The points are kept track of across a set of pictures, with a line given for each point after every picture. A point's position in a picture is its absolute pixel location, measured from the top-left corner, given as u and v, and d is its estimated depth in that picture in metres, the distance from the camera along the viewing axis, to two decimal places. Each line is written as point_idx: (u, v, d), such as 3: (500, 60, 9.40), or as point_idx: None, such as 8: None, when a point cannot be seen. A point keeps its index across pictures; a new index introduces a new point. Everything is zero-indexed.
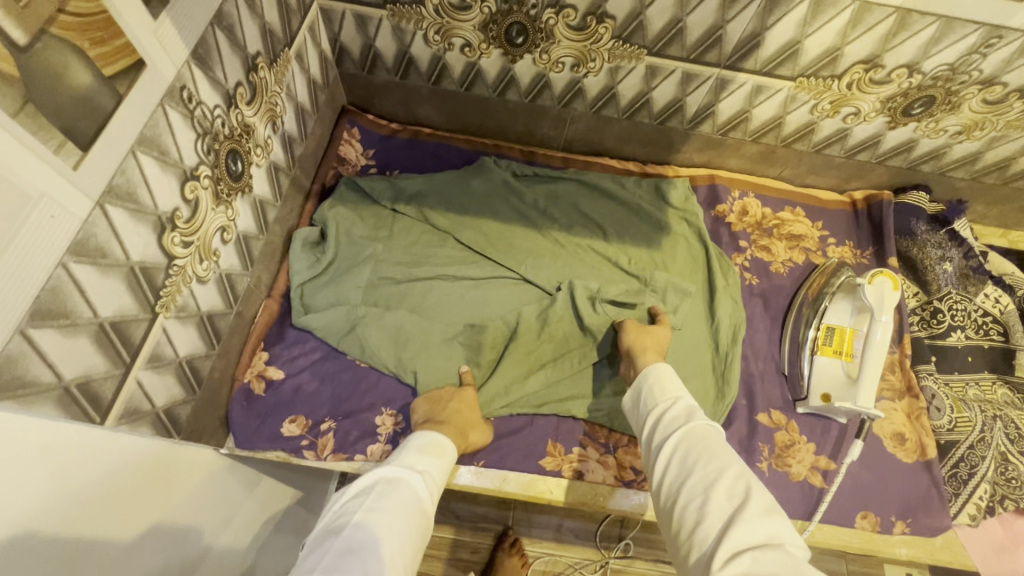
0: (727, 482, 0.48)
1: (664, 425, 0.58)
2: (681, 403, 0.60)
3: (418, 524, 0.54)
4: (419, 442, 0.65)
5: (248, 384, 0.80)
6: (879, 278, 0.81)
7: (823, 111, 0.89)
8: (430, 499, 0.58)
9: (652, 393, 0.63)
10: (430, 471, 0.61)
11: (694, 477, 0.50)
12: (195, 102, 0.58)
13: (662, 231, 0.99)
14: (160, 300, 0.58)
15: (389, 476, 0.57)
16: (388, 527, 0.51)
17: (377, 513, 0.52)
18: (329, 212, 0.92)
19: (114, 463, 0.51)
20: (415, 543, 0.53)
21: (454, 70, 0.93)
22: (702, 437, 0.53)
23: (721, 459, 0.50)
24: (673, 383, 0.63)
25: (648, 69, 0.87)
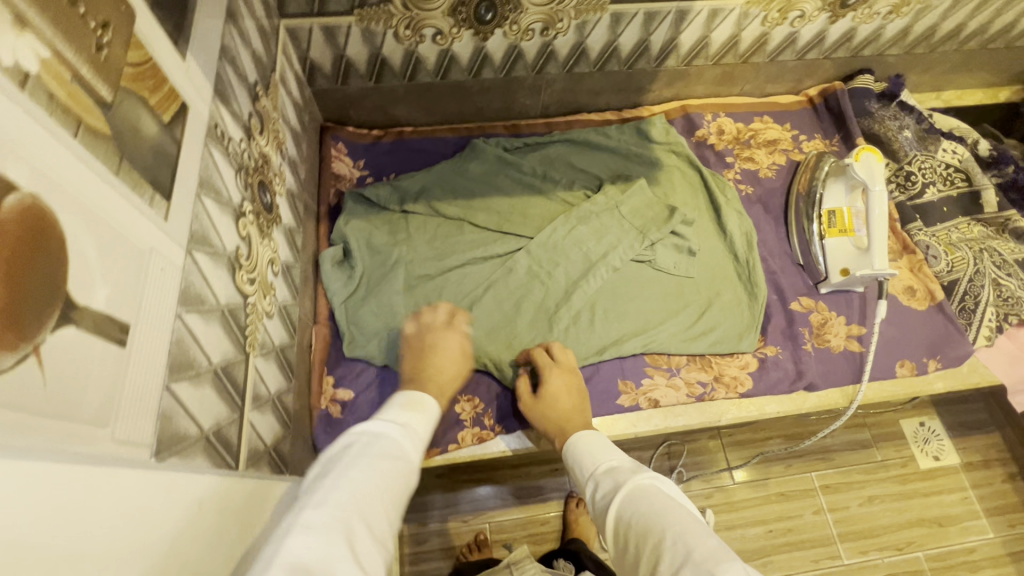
0: (669, 554, 0.45)
1: (596, 509, 0.56)
2: (603, 473, 0.59)
3: (408, 471, 0.49)
4: (401, 399, 0.59)
5: (326, 410, 0.80)
6: (864, 154, 0.89)
7: (772, 20, 0.97)
8: (417, 449, 0.53)
9: (582, 470, 0.63)
10: (419, 420, 0.56)
11: (643, 557, 0.47)
12: (228, 138, 0.57)
13: (656, 167, 1.05)
14: (247, 339, 0.58)
15: (374, 429, 0.51)
16: (375, 477, 0.45)
17: (359, 461, 0.46)
18: (346, 228, 0.91)
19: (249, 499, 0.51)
20: (401, 499, 0.47)
21: (428, 61, 0.94)
22: (631, 508, 0.51)
23: (656, 533, 0.47)
24: (600, 452, 0.63)
25: (612, 18, 0.91)
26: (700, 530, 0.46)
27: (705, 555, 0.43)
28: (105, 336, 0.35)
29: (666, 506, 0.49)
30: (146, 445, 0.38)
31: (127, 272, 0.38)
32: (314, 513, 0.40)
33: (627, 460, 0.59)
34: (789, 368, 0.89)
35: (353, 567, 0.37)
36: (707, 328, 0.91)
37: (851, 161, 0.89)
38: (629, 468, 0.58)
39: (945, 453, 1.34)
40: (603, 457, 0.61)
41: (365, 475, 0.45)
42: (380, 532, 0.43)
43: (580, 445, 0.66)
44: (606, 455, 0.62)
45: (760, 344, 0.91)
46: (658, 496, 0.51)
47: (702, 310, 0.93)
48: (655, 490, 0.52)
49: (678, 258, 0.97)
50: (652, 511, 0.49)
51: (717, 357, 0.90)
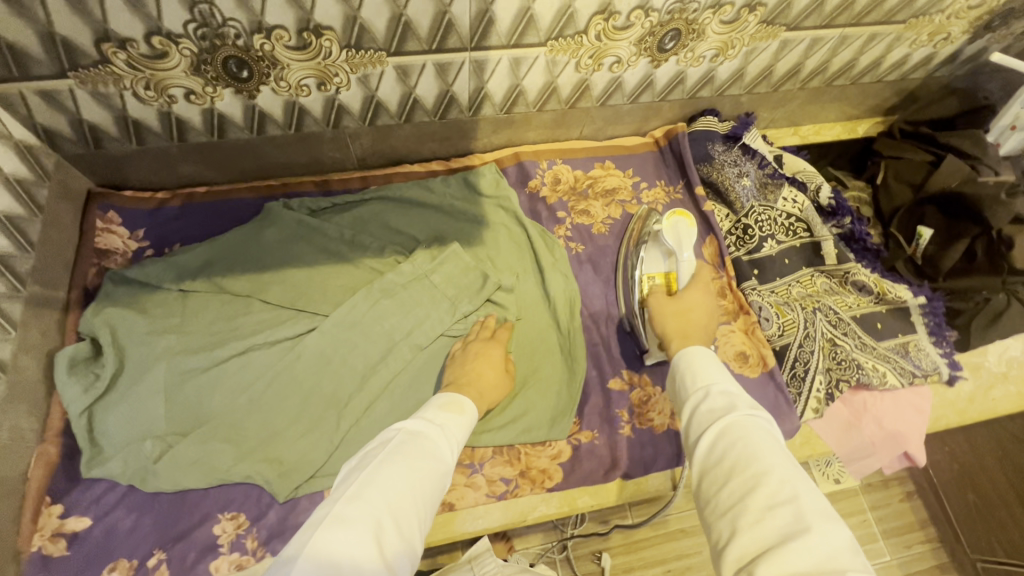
0: (768, 493, 0.47)
1: (699, 420, 0.56)
2: (716, 391, 0.57)
3: (436, 471, 0.56)
4: (439, 401, 0.67)
5: (41, 549, 0.68)
6: (675, 218, 0.83)
7: (587, 66, 0.88)
8: (449, 449, 0.60)
9: (687, 377, 0.61)
10: (452, 424, 0.62)
11: (732, 485, 0.49)
12: None
13: (480, 226, 0.97)
14: None
15: (412, 426, 0.59)
16: (410, 469, 0.53)
17: (393, 458, 0.54)
18: (94, 318, 0.80)
19: None
20: (436, 486, 0.56)
21: (193, 121, 0.82)
22: (738, 436, 0.51)
23: (763, 467, 0.48)
24: (706, 368, 0.61)
25: (398, 70, 0.81)
26: (804, 482, 0.48)
27: (808, 508, 0.45)
28: None
29: (771, 447, 0.50)
30: None
31: None
32: (343, 510, 0.48)
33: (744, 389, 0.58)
34: (604, 456, 0.81)
35: (382, 559, 0.45)
36: (517, 415, 0.82)
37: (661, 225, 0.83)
38: (741, 397, 0.56)
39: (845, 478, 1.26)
40: (717, 375, 0.60)
41: (392, 474, 0.52)
42: (407, 527, 0.50)
43: (690, 355, 0.63)
44: (717, 374, 0.60)
45: (576, 429, 0.83)
46: (769, 437, 0.52)
47: (516, 391, 0.84)
48: (762, 428, 0.53)
49: (493, 331, 0.88)
50: (766, 445, 0.50)
51: (527, 447, 0.81)
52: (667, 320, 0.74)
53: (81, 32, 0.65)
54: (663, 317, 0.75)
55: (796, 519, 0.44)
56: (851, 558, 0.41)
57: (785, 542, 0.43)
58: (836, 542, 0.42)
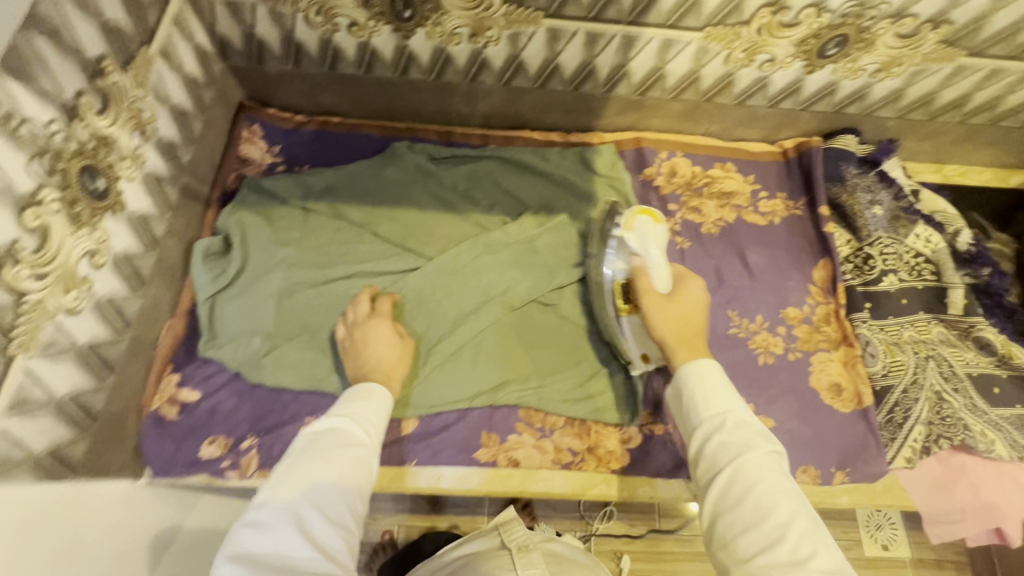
0: (789, 543, 0.48)
1: (711, 455, 0.56)
2: (731, 421, 0.57)
3: (358, 462, 0.58)
4: (350, 393, 0.67)
5: (158, 410, 0.76)
6: (637, 219, 0.80)
7: (737, 61, 0.85)
8: (368, 435, 0.62)
9: (688, 408, 0.61)
10: (362, 411, 0.64)
11: (748, 533, 0.50)
12: (18, 120, 0.52)
13: (589, 203, 0.97)
14: (17, 340, 0.53)
15: (325, 424, 0.61)
16: (319, 464, 0.55)
17: (296, 462, 0.56)
18: (231, 217, 0.86)
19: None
20: (364, 470, 0.58)
21: (348, 53, 0.87)
22: (761, 484, 0.52)
23: (785, 515, 0.50)
24: (715, 389, 0.60)
25: (549, 33, 0.81)
26: (818, 530, 0.50)
27: (822, 566, 0.46)
28: None
29: (780, 494, 0.51)
30: None
31: None
32: (259, 515, 0.52)
33: (758, 423, 0.58)
34: (674, 453, 0.81)
35: (308, 550, 0.49)
36: (595, 392, 0.83)
37: (626, 229, 0.79)
38: (756, 429, 0.57)
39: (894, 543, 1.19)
40: (728, 399, 0.59)
41: (309, 472, 0.55)
42: (338, 513, 0.53)
43: (693, 368, 0.63)
44: (727, 399, 0.59)
45: (649, 419, 0.83)
46: (783, 481, 0.53)
47: (597, 370, 0.85)
48: (777, 469, 0.54)
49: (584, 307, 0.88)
50: (782, 492, 0.51)
51: (598, 425, 0.82)
52: (667, 322, 0.73)
53: None
54: (660, 320, 0.73)
55: (819, 573, 0.46)
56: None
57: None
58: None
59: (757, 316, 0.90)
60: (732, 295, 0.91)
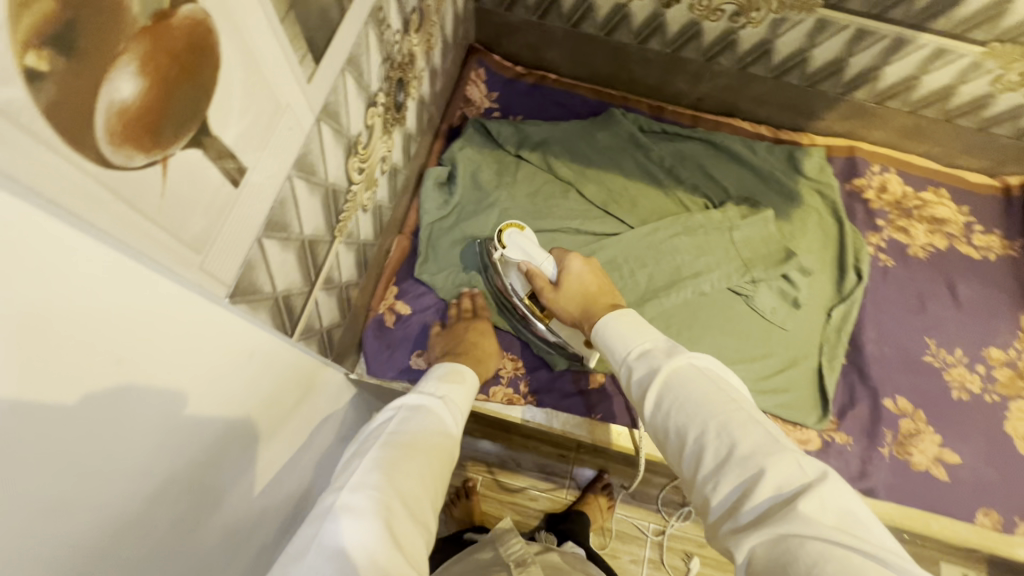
0: (712, 449, 0.42)
1: (634, 398, 0.50)
2: (635, 355, 0.52)
3: (443, 448, 0.55)
4: (440, 370, 0.65)
5: (381, 316, 0.83)
6: (510, 231, 0.76)
7: (1006, 83, 0.81)
8: (454, 424, 0.59)
9: (610, 349, 0.55)
10: (451, 396, 0.61)
11: (684, 447, 0.44)
12: (386, 25, 0.57)
13: (793, 203, 0.95)
14: (339, 223, 0.59)
15: (413, 404, 0.58)
16: (411, 450, 0.51)
17: (394, 439, 0.52)
18: (458, 152, 0.91)
19: (284, 379, 0.55)
20: (444, 464, 0.54)
21: (600, 12, 0.88)
22: (672, 399, 0.46)
23: (689, 424, 0.44)
24: (626, 330, 0.54)
25: (817, 23, 0.80)
26: (734, 416, 0.43)
27: (750, 453, 0.40)
28: (221, 169, 0.35)
29: (710, 393, 0.45)
30: (225, 285, 0.40)
31: (261, 119, 0.38)
32: (355, 498, 0.45)
33: (661, 341, 0.52)
34: (854, 465, 0.80)
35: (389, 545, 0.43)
36: (780, 388, 0.83)
37: (502, 249, 0.75)
38: (667, 346, 0.51)
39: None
40: (635, 338, 0.53)
41: (402, 455, 0.50)
42: (418, 514, 0.48)
43: (614, 319, 0.56)
44: (634, 333, 0.54)
45: (832, 427, 0.82)
46: (692, 380, 0.46)
47: (783, 367, 0.85)
48: (692, 373, 0.47)
49: (778, 305, 0.88)
50: (694, 398, 0.45)
51: (781, 421, 0.82)
52: (568, 308, 0.69)
53: None
54: (566, 308, 0.69)
55: (747, 467, 0.39)
56: (820, 493, 0.36)
57: (749, 498, 0.38)
58: (794, 475, 0.38)
59: (957, 350, 0.87)
60: (933, 324, 0.88)
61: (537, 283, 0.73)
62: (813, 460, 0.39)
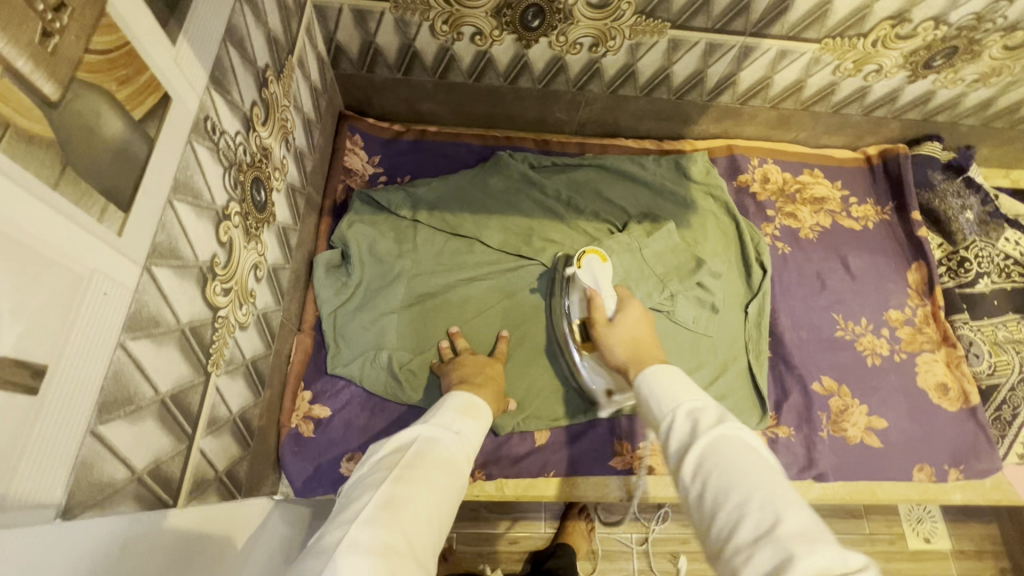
0: (754, 518, 0.42)
1: (676, 448, 0.52)
2: (683, 414, 0.54)
3: (451, 488, 0.51)
4: (454, 404, 0.62)
5: (296, 428, 0.75)
6: (587, 257, 0.81)
7: (845, 71, 0.87)
8: (465, 458, 0.56)
9: (656, 404, 0.58)
10: (467, 433, 0.58)
11: (720, 514, 0.45)
12: (219, 132, 0.51)
13: (689, 209, 0.97)
14: (210, 358, 0.52)
15: (431, 435, 0.55)
16: (425, 491, 0.48)
17: (408, 478, 0.48)
18: (348, 231, 0.85)
19: (186, 545, 0.46)
20: (452, 502, 0.51)
21: (463, 61, 0.86)
22: (715, 456, 0.48)
23: (737, 491, 0.44)
24: (675, 390, 0.58)
25: (670, 43, 0.82)
26: (783, 495, 0.43)
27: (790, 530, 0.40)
28: (7, 384, 0.29)
29: (756, 467, 0.46)
30: (49, 504, 0.32)
31: (55, 305, 0.32)
32: (365, 536, 0.42)
33: (711, 403, 0.55)
34: (800, 455, 0.82)
35: None
36: (717, 397, 0.85)
37: (576, 268, 0.81)
38: (713, 413, 0.53)
39: (936, 534, 1.16)
40: (686, 396, 0.56)
41: (413, 495, 0.47)
42: (422, 559, 0.44)
43: (655, 378, 0.60)
44: (684, 394, 0.56)
45: (773, 423, 0.84)
46: (742, 454, 0.48)
47: (715, 376, 0.87)
48: (742, 444, 0.49)
49: (698, 313, 0.89)
50: (739, 467, 0.46)
51: None
52: (618, 350, 0.72)
53: None
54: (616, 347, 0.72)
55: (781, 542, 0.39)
56: None
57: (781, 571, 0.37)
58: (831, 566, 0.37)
59: (862, 319, 0.92)
60: (836, 299, 0.93)
61: (592, 314, 0.77)
62: (853, 551, 0.38)
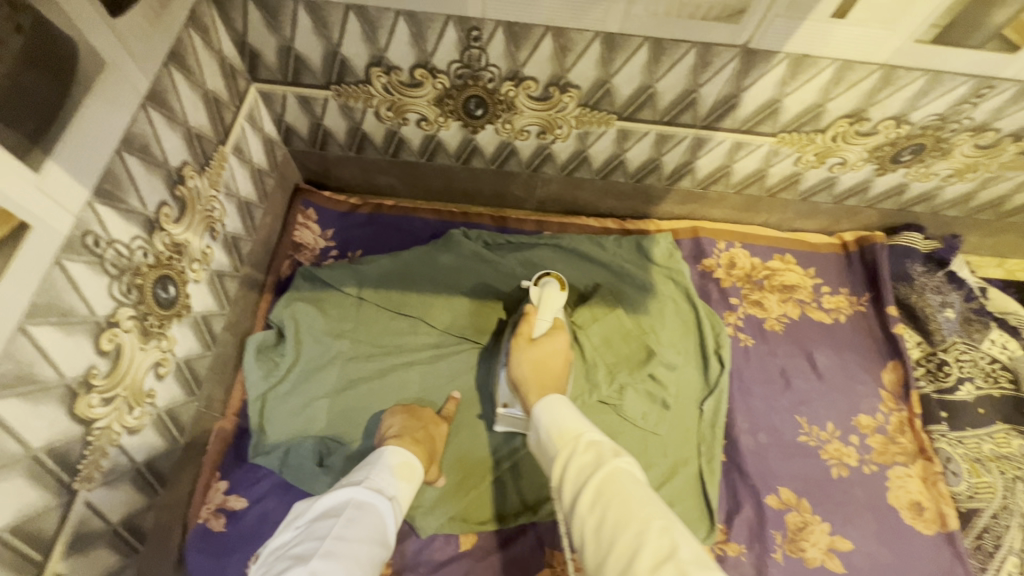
0: (652, 546, 0.42)
1: (571, 480, 0.51)
2: (583, 443, 0.53)
3: (377, 557, 0.54)
4: (390, 462, 0.65)
5: (206, 522, 0.72)
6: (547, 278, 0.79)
7: (807, 162, 0.84)
8: (393, 525, 0.59)
9: (552, 437, 0.57)
10: (397, 499, 0.62)
11: (614, 551, 0.43)
12: (106, 243, 0.50)
13: (648, 294, 0.93)
14: (78, 475, 0.50)
15: (360, 504, 0.57)
16: (353, 565, 0.51)
17: (339, 552, 0.51)
18: (286, 310, 0.84)
19: None
20: (375, 573, 0.53)
21: (412, 143, 0.86)
22: (610, 489, 0.47)
23: (631, 524, 0.44)
24: (566, 421, 0.57)
25: (619, 133, 0.80)
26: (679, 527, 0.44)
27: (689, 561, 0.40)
28: None
29: (647, 496, 0.46)
30: None
31: None
32: None
33: (605, 436, 0.55)
34: None
35: None
36: None
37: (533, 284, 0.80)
38: (610, 446, 0.53)
39: None
40: (584, 428, 0.56)
41: (342, 569, 0.50)
42: None
43: (557, 404, 0.60)
44: (582, 423, 0.56)
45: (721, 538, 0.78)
46: (633, 484, 0.47)
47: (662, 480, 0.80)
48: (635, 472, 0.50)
49: (648, 409, 0.84)
50: (631, 497, 0.46)
51: None
52: (523, 368, 0.72)
53: (361, 55, 0.70)
54: (518, 366, 0.73)
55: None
56: None
57: None
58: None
59: (828, 424, 0.85)
60: (800, 400, 0.87)
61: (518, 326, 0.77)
62: None
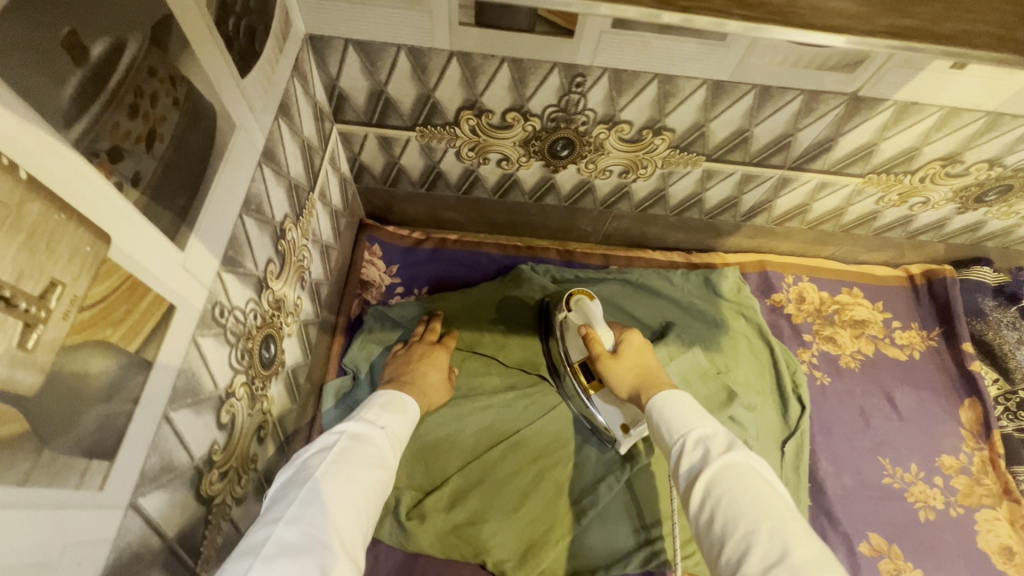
0: (761, 548, 0.40)
1: (682, 476, 0.50)
2: (695, 438, 0.50)
3: (377, 479, 0.50)
4: (382, 401, 0.60)
5: None
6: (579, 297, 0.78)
7: (889, 202, 0.83)
8: (393, 452, 0.54)
9: (665, 427, 0.54)
10: (396, 427, 0.57)
11: (727, 546, 0.43)
12: (228, 312, 0.48)
13: (720, 330, 0.90)
14: (199, 557, 0.47)
15: (355, 432, 0.52)
16: (352, 486, 0.47)
17: (334, 472, 0.47)
18: (360, 354, 0.82)
19: None
20: (378, 499, 0.49)
21: (488, 181, 0.84)
22: (722, 484, 0.45)
23: (747, 523, 0.42)
24: (689, 412, 0.54)
25: (704, 173, 0.79)
26: (793, 523, 0.42)
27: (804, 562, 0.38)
28: None
29: (769, 494, 0.44)
30: None
31: None
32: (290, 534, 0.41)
33: (725, 429, 0.51)
34: None
35: None
36: None
37: (566, 312, 0.78)
38: (723, 438, 0.50)
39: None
40: (696, 420, 0.52)
41: (339, 489, 0.46)
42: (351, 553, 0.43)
43: (667, 400, 0.56)
44: (694, 417, 0.53)
45: None
46: (749, 481, 0.45)
47: None
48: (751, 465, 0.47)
49: None
50: (748, 497, 0.43)
51: None
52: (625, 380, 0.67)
53: (455, 99, 0.68)
54: (620, 379, 0.67)
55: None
56: None
57: None
58: None
59: (912, 465, 0.84)
60: (881, 441, 0.86)
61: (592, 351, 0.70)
62: None
